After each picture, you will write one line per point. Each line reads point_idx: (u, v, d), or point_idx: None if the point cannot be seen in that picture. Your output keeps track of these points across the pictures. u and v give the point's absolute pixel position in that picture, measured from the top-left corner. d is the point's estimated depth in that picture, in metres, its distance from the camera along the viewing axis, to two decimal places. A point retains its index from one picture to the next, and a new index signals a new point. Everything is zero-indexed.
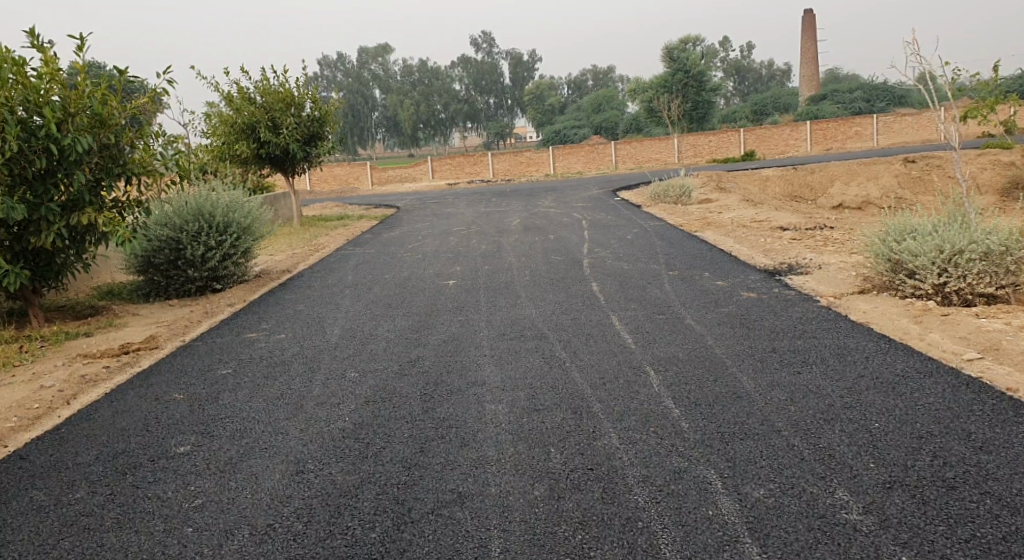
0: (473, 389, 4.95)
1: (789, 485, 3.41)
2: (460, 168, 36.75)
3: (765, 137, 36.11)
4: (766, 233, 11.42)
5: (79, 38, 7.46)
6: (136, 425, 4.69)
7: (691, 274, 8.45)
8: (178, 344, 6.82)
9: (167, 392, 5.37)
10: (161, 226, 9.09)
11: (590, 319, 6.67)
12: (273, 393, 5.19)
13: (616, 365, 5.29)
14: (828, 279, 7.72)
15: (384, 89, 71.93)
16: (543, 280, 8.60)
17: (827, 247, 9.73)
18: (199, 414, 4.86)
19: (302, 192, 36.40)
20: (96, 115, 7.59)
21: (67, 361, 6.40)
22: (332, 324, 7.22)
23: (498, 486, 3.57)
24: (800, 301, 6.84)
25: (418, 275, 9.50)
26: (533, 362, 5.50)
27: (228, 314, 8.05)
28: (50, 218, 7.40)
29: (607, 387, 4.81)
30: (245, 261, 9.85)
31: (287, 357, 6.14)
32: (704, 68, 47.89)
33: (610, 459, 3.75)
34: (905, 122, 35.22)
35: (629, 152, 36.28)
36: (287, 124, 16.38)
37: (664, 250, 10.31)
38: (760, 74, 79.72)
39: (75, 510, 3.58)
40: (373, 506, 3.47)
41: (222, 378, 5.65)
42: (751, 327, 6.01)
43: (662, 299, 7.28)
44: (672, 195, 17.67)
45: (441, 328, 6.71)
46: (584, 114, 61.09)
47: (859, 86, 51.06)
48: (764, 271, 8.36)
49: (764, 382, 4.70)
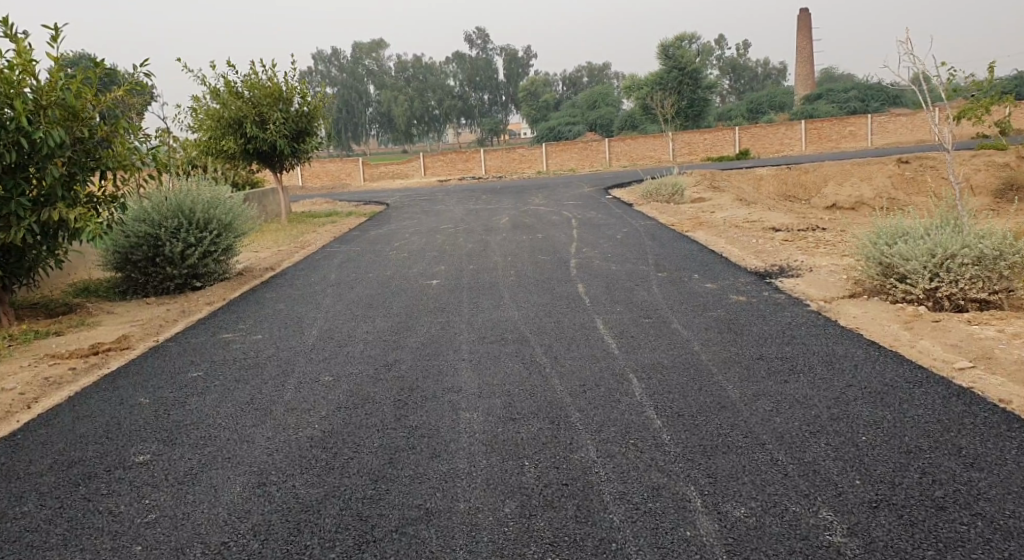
0: (448, 396, 4.77)
1: (772, 503, 3.25)
2: (452, 164, 36.55)
3: (759, 136, 36.01)
4: (757, 234, 11.26)
5: (53, 29, 7.28)
6: (95, 432, 4.51)
7: (679, 276, 8.29)
8: (150, 345, 6.62)
9: (133, 396, 5.18)
10: (139, 223, 8.89)
11: (573, 323, 6.50)
12: (242, 397, 5.01)
13: (598, 372, 5.12)
14: (817, 283, 7.57)
15: (378, 84, 71.59)
16: (529, 281, 8.42)
17: (818, 249, 9.59)
18: (162, 420, 4.67)
19: (293, 187, 36.13)
20: (69, 108, 7.40)
21: (33, 361, 6.21)
22: (310, 325, 7.03)
23: (467, 502, 3.39)
24: (790, 305, 6.68)
25: (401, 275, 9.30)
26: (512, 367, 5.32)
27: (205, 313, 7.85)
28: (19, 214, 7.20)
29: (587, 396, 4.64)
30: (226, 259, 9.65)
31: (261, 359, 5.95)
32: (699, 66, 47.77)
33: (585, 474, 3.58)
34: (899, 123, 35.24)
35: (623, 149, 36.11)
36: (274, 119, 16.14)
37: (654, 251, 10.15)
38: (755, 73, 79.64)
39: (20, 527, 3.41)
40: (335, 523, 3.30)
41: (191, 381, 5.46)
42: (738, 333, 5.85)
43: (649, 302, 7.12)
44: (665, 193, 17.51)
45: (421, 330, 6.53)
46: (579, 111, 60.92)
47: (853, 86, 51.09)
48: (753, 273, 8.21)
49: (749, 391, 4.54)
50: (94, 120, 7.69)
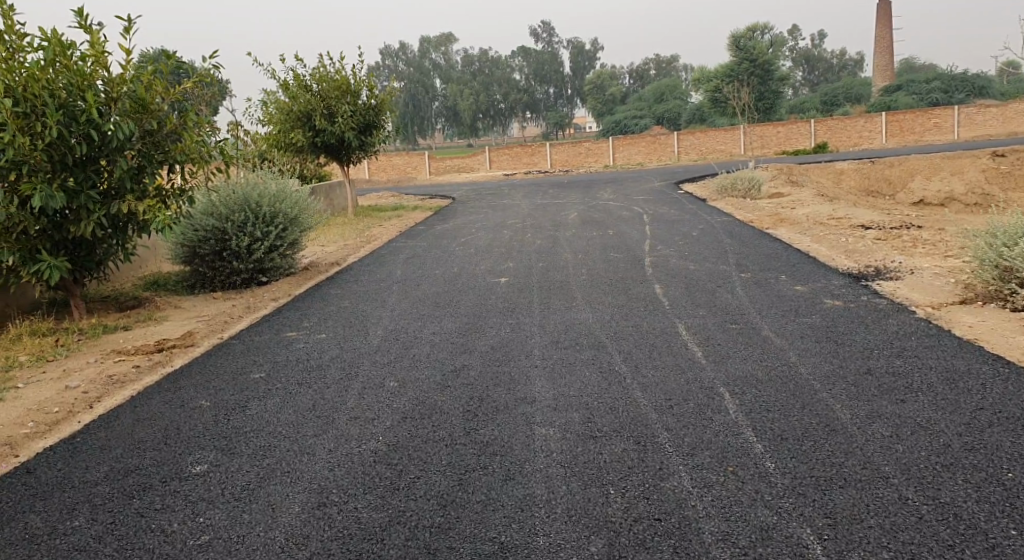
0: (522, 409, 4.41)
1: (908, 555, 2.80)
2: (518, 158, 36.25)
3: (837, 129, 34.54)
4: (845, 232, 10.53)
5: (126, 20, 7.23)
6: (153, 437, 4.30)
7: (765, 277, 7.72)
8: (214, 342, 6.45)
9: (194, 398, 4.97)
10: (207, 216, 8.81)
11: (653, 327, 6.04)
12: (303, 403, 4.73)
13: (685, 384, 4.66)
14: (921, 287, 6.90)
15: (444, 79, 71.85)
16: (602, 281, 7.99)
17: (917, 249, 8.85)
18: (221, 426, 4.44)
19: (360, 181, 36.44)
20: (139, 100, 7.31)
21: (99, 358, 6.09)
22: (375, 324, 6.75)
23: (548, 537, 3.04)
24: (894, 311, 6.08)
25: (468, 272, 8.98)
26: (588, 377, 4.91)
27: (270, 309, 7.68)
28: (89, 207, 7.11)
29: (674, 412, 4.20)
30: (291, 253, 9.51)
31: (325, 361, 5.69)
32: (772, 57, 46.32)
33: (681, 508, 3.18)
34: (988, 114, 33.35)
35: (692, 142, 35.16)
36: (342, 112, 16.06)
37: (734, 249, 9.58)
38: (830, 64, 76.75)
39: (68, 544, 3.20)
40: (400, 556, 2.99)
41: (253, 383, 5.23)
42: (840, 343, 5.29)
43: (734, 306, 6.60)
44: (741, 188, 16.77)
45: (489, 333, 6.19)
46: (646, 104, 59.82)
47: (936, 77, 48.73)
48: (847, 275, 7.58)
49: (861, 412, 4.03)
50: (163, 112, 7.59)
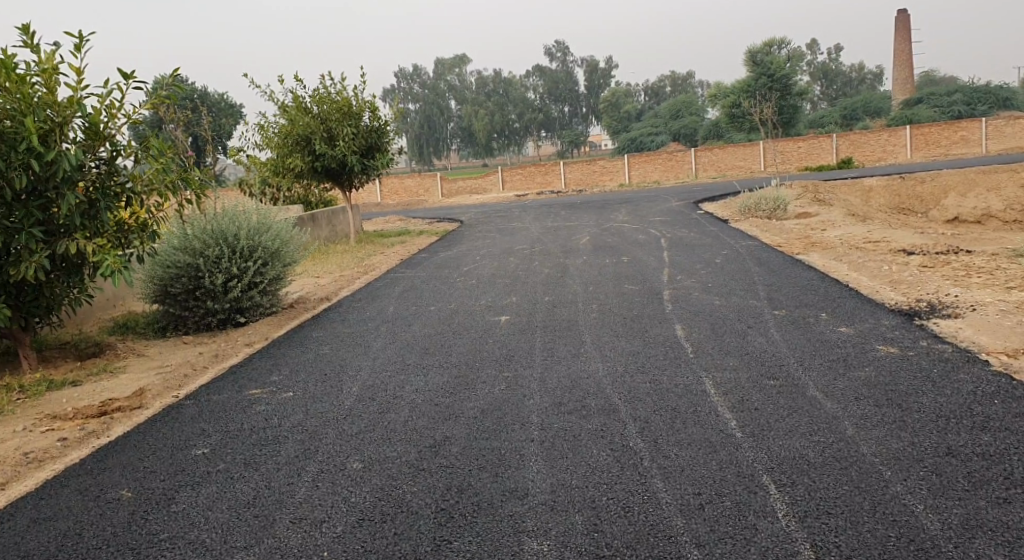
0: (510, 508, 3.49)
1: None
2: (531, 177, 35.39)
3: (860, 143, 33.38)
4: (885, 257, 9.53)
5: (75, 35, 6.43)
6: (44, 550, 3.40)
7: (804, 315, 6.74)
8: (166, 403, 5.55)
9: (114, 485, 4.04)
10: (177, 252, 7.96)
11: (675, 384, 5.08)
12: (243, 495, 3.82)
13: (717, 471, 3.70)
14: (988, 327, 5.89)
15: (458, 99, 71.36)
16: (616, 320, 7.05)
17: (973, 278, 7.83)
18: (135, 530, 3.52)
19: (372, 203, 35.69)
20: (92, 125, 6.47)
21: (30, 425, 5.22)
22: (351, 379, 5.82)
23: None
24: (963, 362, 5.09)
25: (466, 309, 8.09)
26: (596, 458, 3.96)
27: (242, 357, 6.82)
28: (31, 247, 6.27)
29: (706, 517, 3.28)
30: (274, 290, 8.65)
31: (284, 430, 4.77)
32: (790, 72, 45.28)
33: None
34: (1018, 127, 32.07)
35: (710, 159, 34.17)
36: (343, 135, 15.25)
37: (763, 280, 8.62)
38: (848, 78, 75.54)
39: None
40: None
41: (192, 462, 4.32)
42: (907, 408, 4.29)
43: (770, 354, 5.62)
44: (765, 208, 15.77)
45: (481, 390, 5.26)
46: (661, 120, 58.79)
47: (958, 89, 47.49)
48: (897, 312, 6.58)
49: (953, 519, 3.11)
50: (121, 138, 6.75)
